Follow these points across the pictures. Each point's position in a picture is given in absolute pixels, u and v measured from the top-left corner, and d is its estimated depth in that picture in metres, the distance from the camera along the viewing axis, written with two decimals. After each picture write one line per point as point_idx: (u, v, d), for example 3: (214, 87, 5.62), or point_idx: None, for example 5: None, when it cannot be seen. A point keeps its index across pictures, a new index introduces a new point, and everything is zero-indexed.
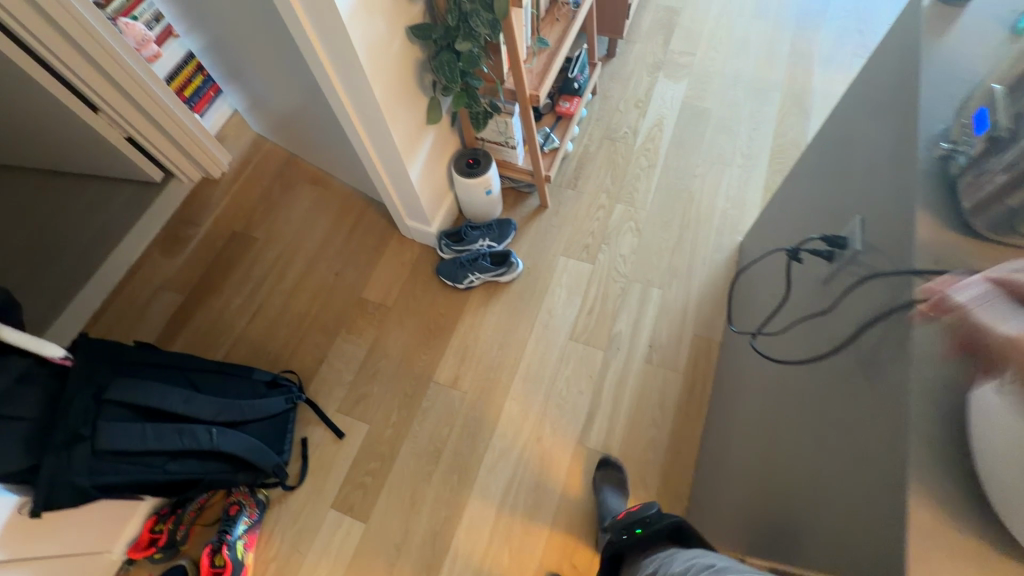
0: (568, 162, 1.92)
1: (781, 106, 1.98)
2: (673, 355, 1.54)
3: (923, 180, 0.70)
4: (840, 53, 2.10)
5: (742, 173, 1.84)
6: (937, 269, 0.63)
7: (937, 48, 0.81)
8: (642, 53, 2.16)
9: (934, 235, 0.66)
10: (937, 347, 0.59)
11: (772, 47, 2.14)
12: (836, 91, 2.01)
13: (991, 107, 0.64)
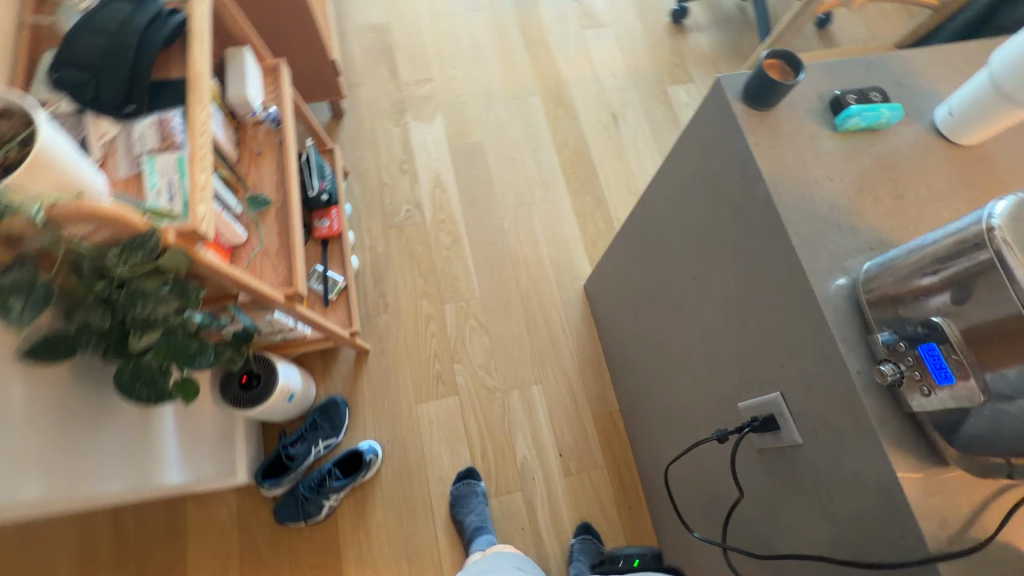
0: (363, 280, 1.53)
1: (547, 111, 1.82)
2: (586, 451, 1.41)
3: (878, 417, 0.56)
4: (569, 26, 1.97)
5: (548, 208, 1.68)
6: (950, 549, 0.52)
7: (782, 177, 0.66)
8: (374, 97, 1.77)
9: (920, 486, 0.54)
10: None
11: (505, 42, 1.91)
12: (585, 74, 1.89)
13: (948, 347, 0.49)
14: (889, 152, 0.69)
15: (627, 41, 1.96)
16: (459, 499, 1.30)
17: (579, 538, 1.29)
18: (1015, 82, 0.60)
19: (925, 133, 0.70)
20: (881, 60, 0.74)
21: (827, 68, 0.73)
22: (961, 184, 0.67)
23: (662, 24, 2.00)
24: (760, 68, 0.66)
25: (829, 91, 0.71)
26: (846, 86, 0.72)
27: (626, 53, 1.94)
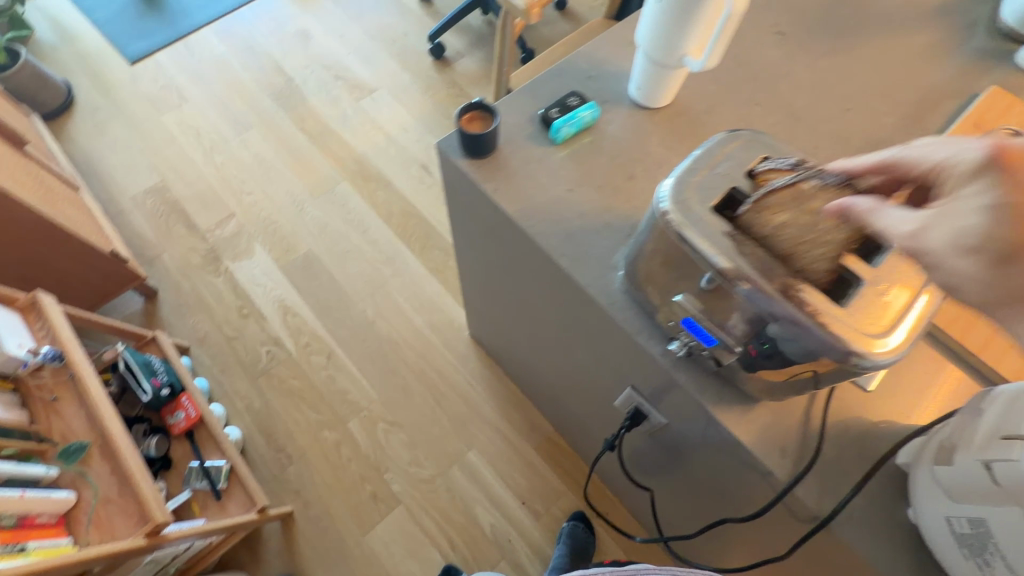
0: (255, 442, 1.44)
1: (360, 191, 1.81)
2: (545, 486, 1.40)
3: (698, 387, 0.59)
4: (344, 103, 1.98)
5: (403, 280, 1.67)
6: (801, 472, 0.55)
7: (528, 210, 0.69)
8: (183, 259, 1.69)
9: (755, 429, 0.57)
10: (887, 544, 0.53)
11: (292, 147, 1.89)
12: (379, 140, 1.90)
13: (700, 319, 0.54)
14: (607, 142, 0.74)
15: (402, 94, 2.00)
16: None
17: (569, 524, 1.32)
18: (660, 51, 0.67)
19: (630, 110, 0.77)
20: (567, 63, 0.81)
21: (526, 92, 0.78)
22: (674, 143, 0.74)
23: (427, 64, 2.06)
24: (460, 127, 0.70)
25: (535, 112, 0.76)
26: (548, 101, 0.77)
27: (407, 105, 1.97)
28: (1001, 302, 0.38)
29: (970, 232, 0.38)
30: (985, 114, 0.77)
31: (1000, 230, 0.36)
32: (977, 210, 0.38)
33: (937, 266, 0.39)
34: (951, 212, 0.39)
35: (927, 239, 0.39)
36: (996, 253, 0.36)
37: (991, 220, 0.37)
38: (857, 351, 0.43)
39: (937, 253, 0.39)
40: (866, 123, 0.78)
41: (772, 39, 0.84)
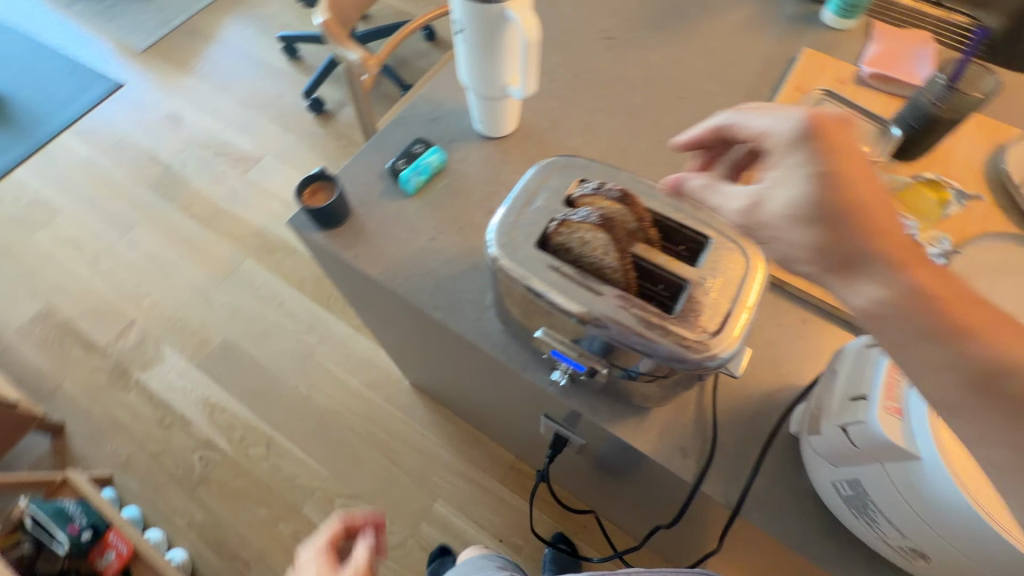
0: (205, 558, 1.33)
1: (267, 265, 1.74)
2: (517, 516, 1.37)
3: (591, 409, 0.58)
4: (229, 178, 1.90)
5: (330, 345, 1.60)
6: (703, 469, 0.55)
7: (393, 269, 0.67)
8: (86, 383, 1.56)
9: (653, 437, 0.57)
10: (795, 518, 0.54)
11: (184, 237, 1.79)
12: (274, 208, 1.84)
13: (564, 351, 0.52)
14: (461, 181, 0.74)
15: (289, 156, 1.94)
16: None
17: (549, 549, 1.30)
18: (485, 86, 0.67)
19: (479, 144, 0.77)
20: (408, 110, 0.80)
21: (371, 149, 0.76)
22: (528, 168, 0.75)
23: (308, 121, 2.01)
24: (301, 202, 0.67)
25: (383, 166, 0.74)
26: (396, 152, 0.76)
27: (296, 166, 1.92)
28: (829, 265, 0.39)
29: (793, 203, 0.39)
30: (806, 76, 0.81)
31: (815, 195, 0.38)
32: (795, 173, 0.39)
33: (773, 234, 0.42)
34: (778, 177, 0.41)
35: (765, 212, 0.41)
36: (816, 220, 0.39)
37: (809, 186, 0.39)
38: (701, 354, 0.42)
39: (772, 220, 0.41)
40: (703, 106, 0.81)
41: (602, 44, 0.86)
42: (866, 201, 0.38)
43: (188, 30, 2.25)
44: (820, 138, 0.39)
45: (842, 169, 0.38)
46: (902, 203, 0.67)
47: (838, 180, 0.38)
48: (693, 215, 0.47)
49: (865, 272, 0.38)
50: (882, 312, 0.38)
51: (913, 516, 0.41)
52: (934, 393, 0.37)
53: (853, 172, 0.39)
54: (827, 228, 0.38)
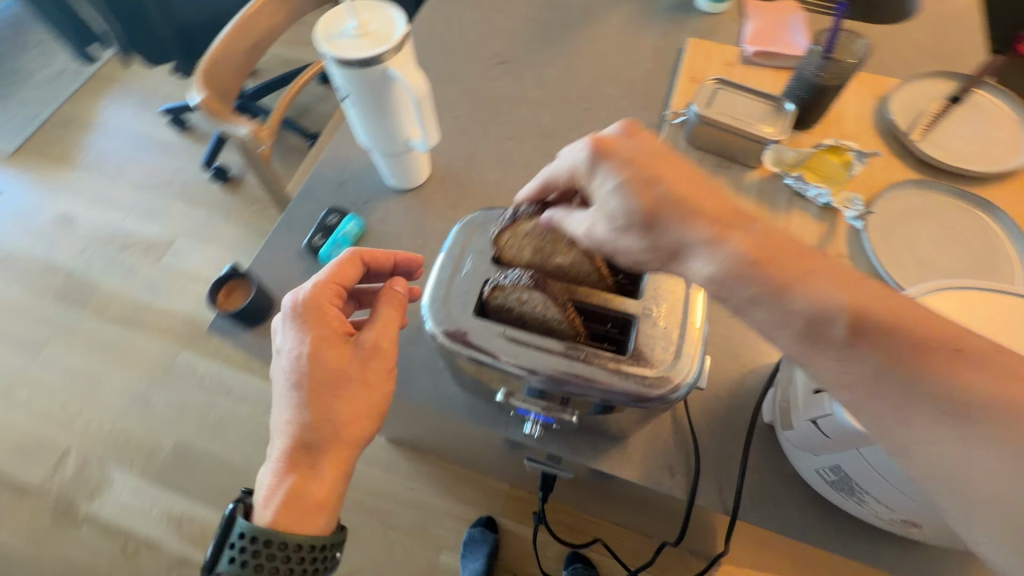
0: None
1: (204, 352, 1.62)
2: (527, 544, 1.34)
3: (570, 451, 0.56)
4: (142, 270, 1.76)
5: None
6: (694, 483, 0.54)
7: None
8: (28, 531, 1.40)
9: (638, 463, 0.56)
10: (791, 506, 0.53)
11: (104, 344, 1.64)
12: (199, 290, 1.72)
13: (530, 408, 0.50)
14: (385, 242, 0.70)
15: (203, 231, 1.82)
16: (472, 542, 1.31)
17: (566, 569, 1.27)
18: (385, 144, 0.63)
19: (396, 198, 0.74)
20: (313, 178, 0.75)
21: (283, 228, 0.71)
22: (451, 212, 0.72)
23: (215, 191, 1.90)
24: (217, 309, 0.62)
25: (300, 245, 0.70)
26: (310, 227, 0.71)
27: (213, 240, 1.80)
28: (664, 257, 0.41)
29: (617, 213, 0.40)
30: (698, 63, 0.83)
31: (629, 200, 0.40)
32: (607, 190, 0.41)
33: (616, 249, 0.42)
34: (597, 199, 0.42)
35: (598, 233, 0.42)
36: (642, 221, 0.40)
37: (624, 196, 0.40)
38: (665, 389, 0.41)
39: (606, 237, 0.41)
40: (609, 111, 0.81)
41: (497, 70, 0.85)
42: (670, 192, 0.40)
43: (60, 120, 2.07)
44: (608, 151, 0.41)
45: (640, 173, 0.40)
46: (809, 171, 0.70)
47: (641, 184, 0.40)
48: None
49: (697, 252, 0.39)
50: (720, 283, 0.39)
51: (895, 489, 0.41)
52: (783, 346, 0.38)
53: (650, 173, 0.41)
54: (652, 228, 0.40)
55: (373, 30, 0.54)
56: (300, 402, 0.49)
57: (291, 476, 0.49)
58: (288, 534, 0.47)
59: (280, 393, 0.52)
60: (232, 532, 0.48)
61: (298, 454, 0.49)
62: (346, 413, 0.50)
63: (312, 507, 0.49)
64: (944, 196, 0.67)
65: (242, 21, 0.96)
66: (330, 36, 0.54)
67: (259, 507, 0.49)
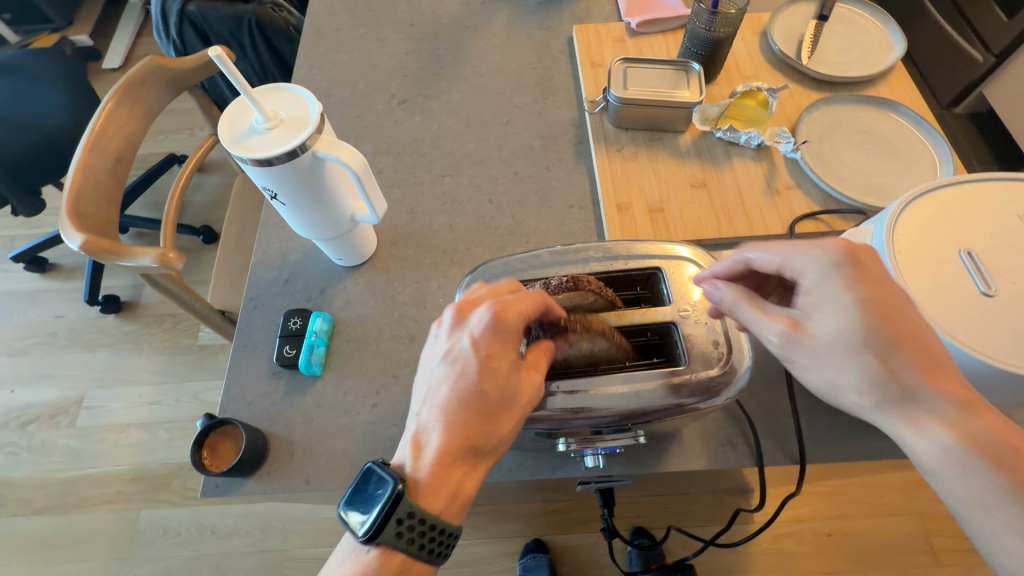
0: None
1: (169, 501, 1.43)
2: (581, 551, 1.32)
3: (635, 464, 0.55)
4: (58, 441, 1.51)
5: (299, 533, 1.38)
6: (758, 446, 0.55)
7: (355, 463, 0.57)
8: None
9: (701, 450, 0.55)
10: (845, 430, 0.56)
11: (45, 541, 1.40)
12: (136, 437, 1.51)
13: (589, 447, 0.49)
14: (360, 325, 0.65)
15: (115, 373, 1.60)
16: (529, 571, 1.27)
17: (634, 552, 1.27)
18: (332, 228, 0.58)
19: (352, 276, 0.68)
20: (253, 286, 0.67)
21: (242, 351, 0.63)
22: (416, 270, 0.68)
23: (113, 324, 1.67)
24: (208, 472, 0.52)
25: (271, 363, 0.62)
26: (272, 341, 0.64)
27: (130, 378, 1.59)
28: (889, 401, 0.37)
29: (845, 325, 0.38)
30: (590, 46, 0.84)
31: (868, 329, 0.37)
32: (837, 304, 0.38)
33: (819, 370, 0.39)
34: (818, 306, 0.39)
35: (812, 331, 0.39)
36: (874, 343, 0.37)
37: (857, 315, 0.37)
38: (730, 382, 0.40)
39: (815, 346, 0.39)
40: (527, 117, 0.80)
41: (401, 111, 0.81)
42: (918, 340, 0.38)
43: None
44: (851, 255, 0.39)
45: (891, 308, 0.38)
46: (734, 120, 0.73)
47: (883, 314, 0.38)
48: (633, 254, 0.45)
49: (933, 408, 0.36)
50: (952, 456, 0.35)
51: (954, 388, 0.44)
52: (998, 543, 0.34)
53: (903, 309, 0.38)
54: (884, 358, 0.37)
55: (284, 117, 0.48)
56: (485, 393, 0.41)
57: (443, 452, 0.41)
58: (443, 525, 0.40)
59: (455, 372, 0.42)
60: (387, 515, 0.39)
61: (465, 445, 0.41)
62: (527, 415, 0.41)
63: (465, 503, 0.42)
64: (851, 105, 0.73)
65: (91, 143, 0.84)
66: (237, 137, 0.47)
67: (412, 482, 0.41)
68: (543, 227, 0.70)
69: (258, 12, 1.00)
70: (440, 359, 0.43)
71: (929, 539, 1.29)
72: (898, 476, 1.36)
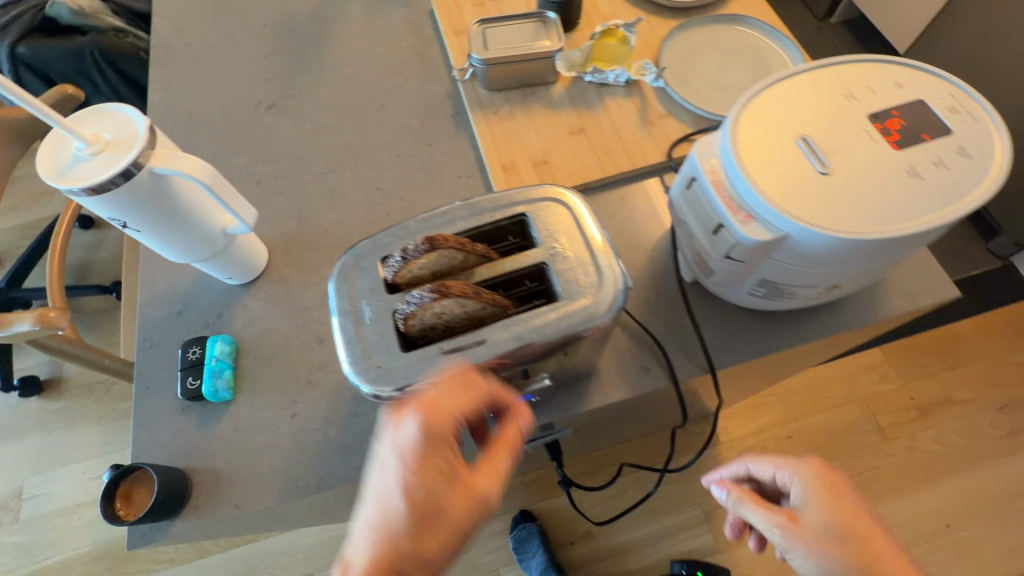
0: None
1: (141, 572, 1.36)
2: (566, 511, 1.35)
3: (558, 408, 0.56)
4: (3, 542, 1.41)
5: (285, 567, 1.35)
6: (669, 363, 0.58)
7: (285, 476, 0.56)
8: None
9: (619, 380, 0.57)
10: (745, 331, 0.59)
11: None
12: (89, 518, 1.42)
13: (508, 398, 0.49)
14: (267, 339, 0.62)
15: (51, 458, 1.49)
16: (521, 542, 1.29)
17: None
18: (203, 248, 0.55)
19: (250, 291, 0.65)
20: (144, 324, 0.64)
21: (144, 394, 0.60)
22: (315, 272, 0.66)
23: (37, 407, 1.56)
24: (124, 523, 0.50)
25: (176, 400, 0.59)
26: (174, 376, 0.61)
27: (69, 459, 1.49)
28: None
29: (819, 523, 0.49)
30: (451, 14, 0.83)
31: (846, 525, 0.48)
32: (818, 502, 0.50)
33: (811, 557, 0.49)
34: (802, 506, 0.51)
35: (797, 520, 0.50)
36: (843, 539, 0.48)
37: (830, 514, 0.49)
38: (610, 303, 0.41)
39: (808, 536, 0.49)
40: (401, 97, 0.78)
41: (271, 116, 0.78)
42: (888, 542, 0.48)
43: None
44: (820, 468, 0.52)
45: (864, 517, 0.49)
46: (599, 62, 0.74)
47: (851, 513, 0.49)
48: (496, 203, 0.45)
49: None
50: None
51: (814, 266, 0.46)
52: None
53: (873, 519, 0.50)
54: (855, 545, 0.48)
55: (108, 138, 0.45)
56: (422, 505, 0.37)
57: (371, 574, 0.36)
58: None
59: (379, 489, 0.38)
60: None
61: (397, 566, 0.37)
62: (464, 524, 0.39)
63: None
64: (705, 27, 0.76)
65: None
66: (59, 170, 0.43)
67: None
68: (436, 203, 0.70)
69: (98, 41, 0.93)
70: (371, 465, 0.38)
71: (874, 419, 1.40)
72: (837, 368, 1.46)
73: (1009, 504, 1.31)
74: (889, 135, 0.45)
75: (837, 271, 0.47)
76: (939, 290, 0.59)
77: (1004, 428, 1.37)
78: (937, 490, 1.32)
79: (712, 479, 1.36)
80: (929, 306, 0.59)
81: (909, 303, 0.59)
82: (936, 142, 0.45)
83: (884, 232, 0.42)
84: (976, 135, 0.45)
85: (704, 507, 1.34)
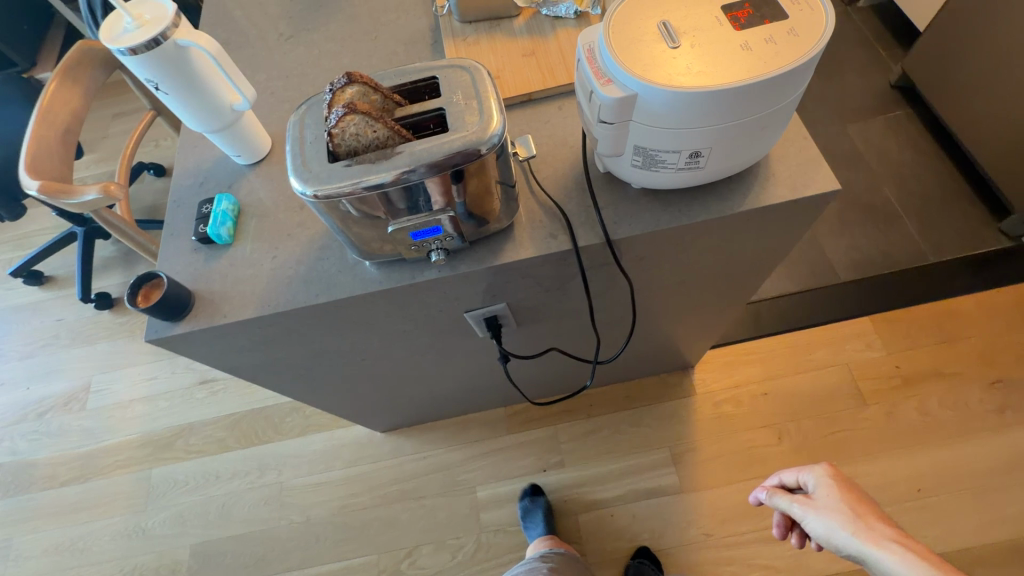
0: None
1: (176, 458, 1.59)
2: (543, 441, 1.46)
3: (477, 260, 0.69)
4: (73, 424, 1.68)
5: (293, 466, 1.53)
6: (573, 232, 0.69)
7: (263, 297, 0.72)
8: None
9: (530, 243, 0.69)
10: (642, 211, 0.70)
11: (72, 507, 1.57)
12: (141, 412, 1.67)
13: (424, 226, 0.61)
14: (263, 203, 0.79)
15: (116, 361, 1.76)
16: (528, 513, 1.34)
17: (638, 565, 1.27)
18: (215, 119, 0.72)
19: (256, 170, 0.83)
20: (175, 190, 0.82)
21: (169, 237, 0.78)
22: None
23: (108, 319, 1.84)
24: (140, 309, 0.67)
25: (191, 242, 0.77)
26: (192, 226, 0.79)
27: (130, 364, 1.75)
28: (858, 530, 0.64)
29: (829, 503, 0.68)
30: None
31: (844, 500, 0.67)
32: (829, 488, 0.69)
33: (818, 520, 0.68)
34: (819, 494, 0.70)
35: (816, 502, 0.69)
36: (846, 512, 0.66)
37: (837, 497, 0.68)
38: (486, 132, 0.54)
39: (817, 505, 0.69)
40: (393, 30, 0.94)
41: (290, 44, 0.96)
42: (880, 513, 0.66)
43: None
44: (835, 471, 0.71)
45: (865, 498, 0.67)
46: None
47: (851, 496, 0.68)
48: (418, 69, 0.60)
49: (885, 546, 0.62)
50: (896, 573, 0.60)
51: (668, 126, 0.56)
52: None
53: (870, 498, 0.67)
54: (852, 514, 0.65)
55: (147, 18, 0.62)
56: None
57: None
58: None
59: None
60: None
61: None
62: None
63: None
64: None
65: (40, 115, 1.00)
66: (114, 36, 0.61)
67: None
68: None
69: None
70: None
71: (856, 384, 1.41)
72: (823, 332, 1.48)
73: (991, 475, 1.29)
74: (735, 21, 0.55)
75: (689, 134, 0.57)
76: (819, 184, 0.67)
77: (994, 403, 1.35)
78: (913, 456, 1.32)
79: (685, 426, 1.43)
80: (808, 195, 0.67)
81: (789, 193, 0.67)
82: (772, 25, 0.54)
83: (711, 86, 0.52)
84: (809, 19, 0.54)
85: (674, 449, 1.40)
